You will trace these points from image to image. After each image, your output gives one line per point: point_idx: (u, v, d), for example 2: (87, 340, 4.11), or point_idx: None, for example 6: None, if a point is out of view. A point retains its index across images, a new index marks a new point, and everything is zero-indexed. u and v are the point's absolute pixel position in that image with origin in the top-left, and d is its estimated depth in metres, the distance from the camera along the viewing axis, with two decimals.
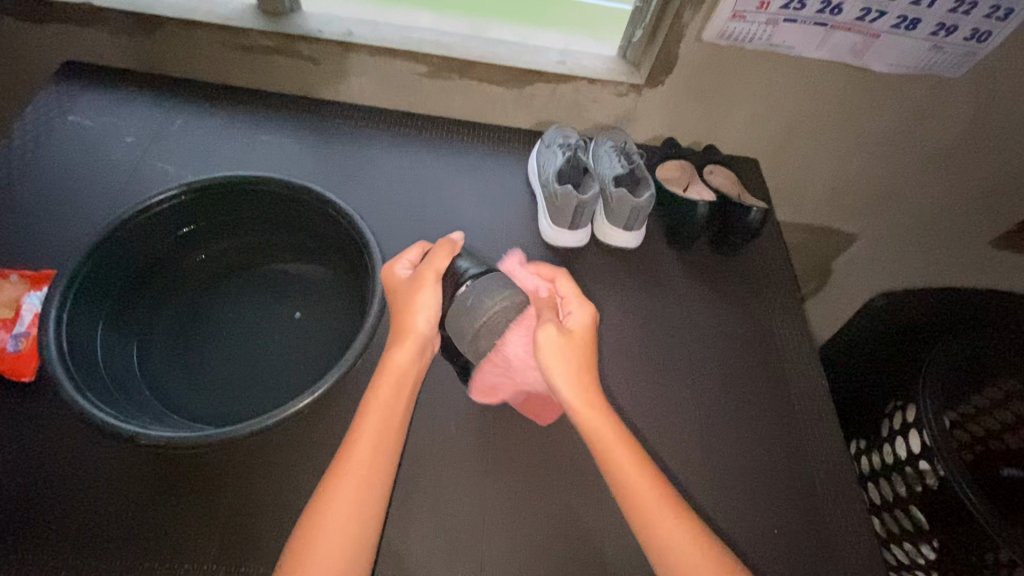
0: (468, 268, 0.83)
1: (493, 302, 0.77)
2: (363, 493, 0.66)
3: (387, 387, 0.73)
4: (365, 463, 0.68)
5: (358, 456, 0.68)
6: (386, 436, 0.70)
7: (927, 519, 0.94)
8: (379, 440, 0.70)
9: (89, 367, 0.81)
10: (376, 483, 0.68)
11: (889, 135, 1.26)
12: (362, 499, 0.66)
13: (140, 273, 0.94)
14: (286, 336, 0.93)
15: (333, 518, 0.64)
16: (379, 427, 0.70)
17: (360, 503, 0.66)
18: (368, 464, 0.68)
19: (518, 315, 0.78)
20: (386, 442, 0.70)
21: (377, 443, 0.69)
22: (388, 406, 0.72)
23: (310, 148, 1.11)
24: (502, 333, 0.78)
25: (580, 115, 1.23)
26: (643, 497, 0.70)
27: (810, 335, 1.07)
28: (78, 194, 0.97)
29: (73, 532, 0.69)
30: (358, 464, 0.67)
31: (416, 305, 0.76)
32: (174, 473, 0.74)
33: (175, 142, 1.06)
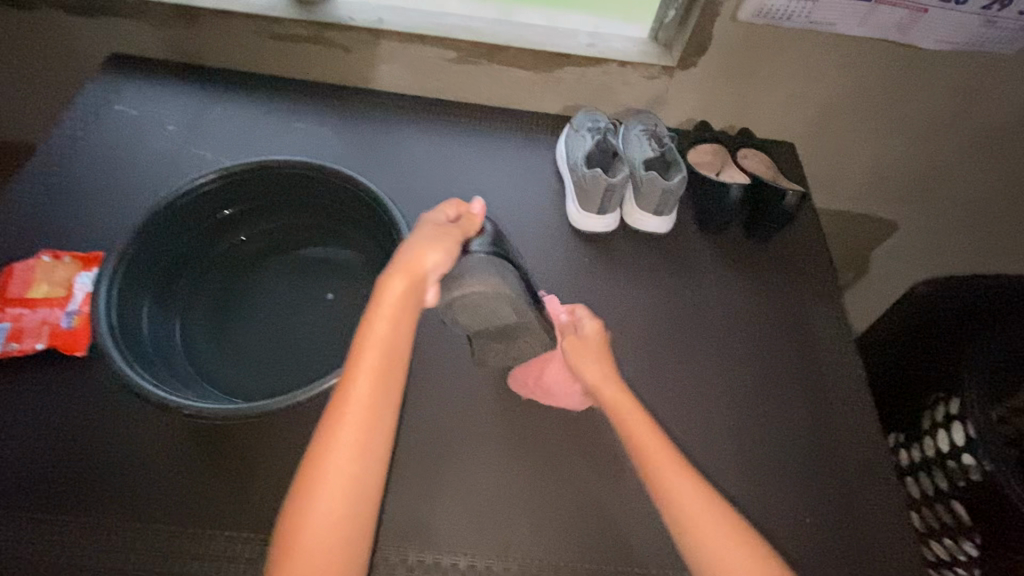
0: (477, 247, 0.82)
1: (473, 283, 0.76)
2: (362, 438, 0.65)
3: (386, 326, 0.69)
4: (362, 407, 0.66)
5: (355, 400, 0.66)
6: (383, 379, 0.68)
7: (968, 514, 0.91)
8: (379, 382, 0.67)
9: (136, 342, 0.85)
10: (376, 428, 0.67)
11: (936, 117, 1.20)
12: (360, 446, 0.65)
13: (182, 253, 0.97)
14: (319, 316, 0.96)
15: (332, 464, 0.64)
16: (378, 369, 0.68)
17: (361, 449, 0.65)
18: (366, 409, 0.66)
19: (495, 301, 0.78)
20: (384, 384, 0.68)
21: (376, 386, 0.67)
22: (386, 347, 0.69)
23: (341, 134, 1.13)
24: (476, 310, 0.79)
25: (610, 99, 1.21)
26: (653, 458, 0.75)
27: (846, 325, 1.04)
28: (124, 180, 1.01)
29: (122, 497, 0.73)
30: (356, 408, 0.66)
31: (427, 246, 0.72)
32: (215, 445, 0.77)
33: (214, 130, 1.10)
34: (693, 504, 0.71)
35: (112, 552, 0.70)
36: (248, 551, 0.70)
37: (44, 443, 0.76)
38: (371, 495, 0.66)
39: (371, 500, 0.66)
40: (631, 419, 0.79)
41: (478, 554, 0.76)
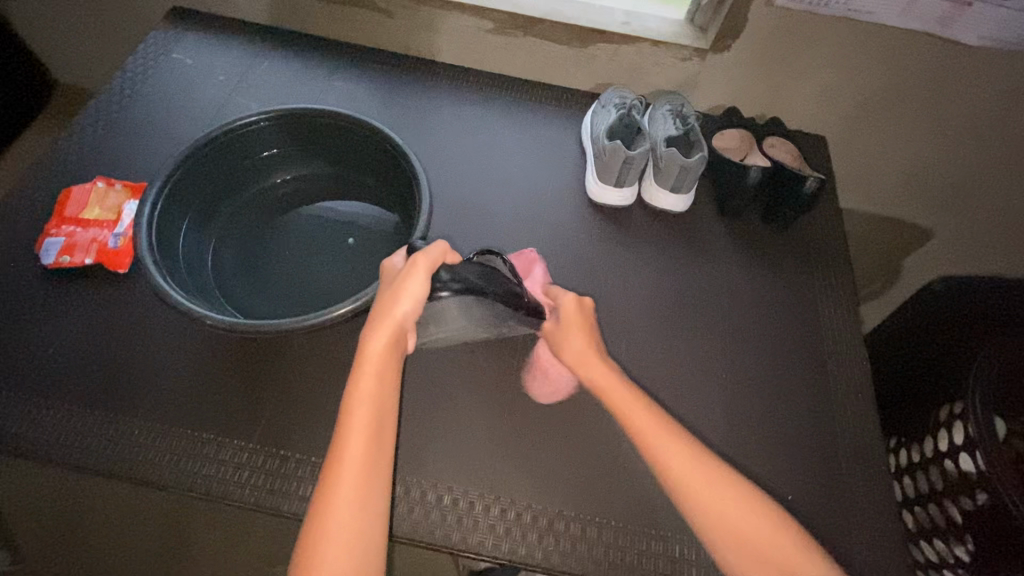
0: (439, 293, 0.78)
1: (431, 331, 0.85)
2: (364, 484, 0.68)
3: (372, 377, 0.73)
4: (357, 454, 0.69)
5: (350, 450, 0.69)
6: (375, 427, 0.71)
7: (962, 513, 0.90)
8: (373, 431, 0.71)
9: (173, 262, 0.93)
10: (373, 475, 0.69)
11: (976, 119, 1.17)
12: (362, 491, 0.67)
13: (221, 192, 1.05)
14: (339, 257, 1.02)
15: (341, 507, 0.66)
16: (370, 418, 0.71)
17: (362, 490, 0.68)
18: (364, 456, 0.69)
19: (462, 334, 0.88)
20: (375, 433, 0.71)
21: (370, 435, 0.71)
22: (376, 398, 0.73)
23: (378, 94, 1.18)
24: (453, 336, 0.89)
25: (641, 80, 1.23)
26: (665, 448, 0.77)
27: (857, 319, 1.03)
28: (175, 121, 1.09)
29: (149, 398, 0.81)
30: (353, 462, 0.69)
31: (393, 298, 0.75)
32: (235, 361, 0.84)
33: (260, 82, 1.17)
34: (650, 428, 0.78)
35: (138, 447, 0.77)
36: (257, 460, 0.78)
37: (87, 347, 0.84)
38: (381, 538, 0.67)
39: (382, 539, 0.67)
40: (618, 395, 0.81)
41: (465, 489, 0.80)
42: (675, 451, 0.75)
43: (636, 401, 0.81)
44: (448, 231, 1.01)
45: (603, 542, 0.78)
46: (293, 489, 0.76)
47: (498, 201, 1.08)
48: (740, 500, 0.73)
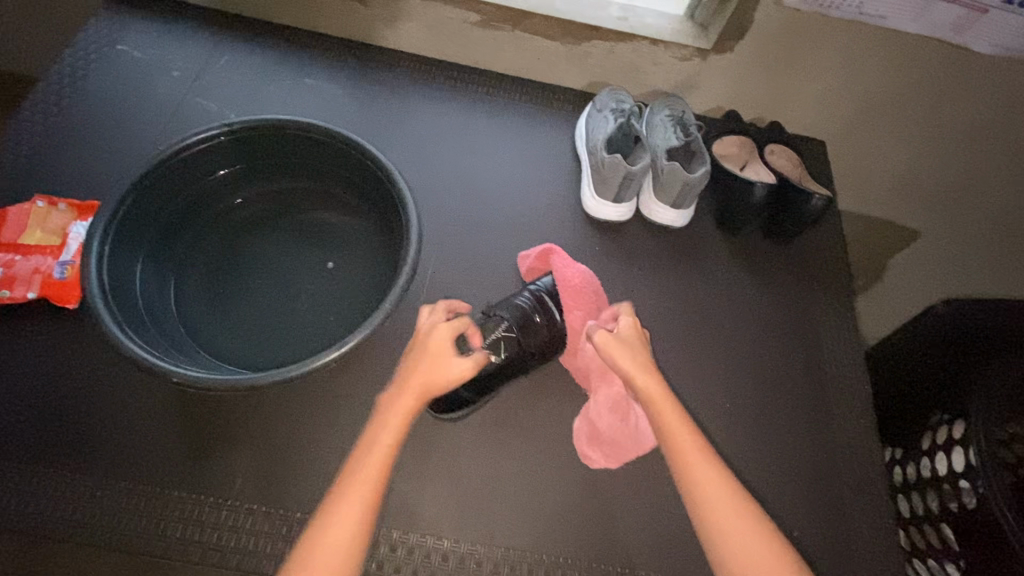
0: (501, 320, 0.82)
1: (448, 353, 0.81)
2: (347, 541, 0.64)
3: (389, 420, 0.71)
4: (349, 504, 0.65)
5: (341, 499, 0.66)
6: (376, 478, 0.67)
7: (957, 538, 0.89)
8: (377, 473, 0.68)
9: (128, 301, 0.84)
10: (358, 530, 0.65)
11: (979, 127, 1.14)
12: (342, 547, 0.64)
13: (179, 209, 0.94)
14: (318, 285, 0.93)
15: (320, 558, 0.63)
16: (372, 464, 0.68)
17: (348, 543, 0.64)
18: (366, 489, 0.66)
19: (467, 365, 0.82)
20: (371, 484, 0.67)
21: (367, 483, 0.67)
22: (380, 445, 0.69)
23: (352, 95, 1.07)
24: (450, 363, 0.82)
25: (637, 79, 1.15)
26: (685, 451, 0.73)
27: (857, 338, 1.01)
28: (123, 126, 0.97)
29: (110, 457, 0.73)
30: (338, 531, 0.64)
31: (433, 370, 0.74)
32: (206, 412, 0.77)
33: (219, 80, 1.04)
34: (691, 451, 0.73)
35: (100, 508, 0.71)
36: (232, 518, 0.72)
37: (34, 394, 0.76)
38: None
39: None
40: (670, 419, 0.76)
41: (461, 536, 0.78)
42: (706, 470, 0.72)
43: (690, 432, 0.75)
44: (435, 253, 0.94)
45: None
46: (274, 550, 0.71)
47: (488, 215, 1.00)
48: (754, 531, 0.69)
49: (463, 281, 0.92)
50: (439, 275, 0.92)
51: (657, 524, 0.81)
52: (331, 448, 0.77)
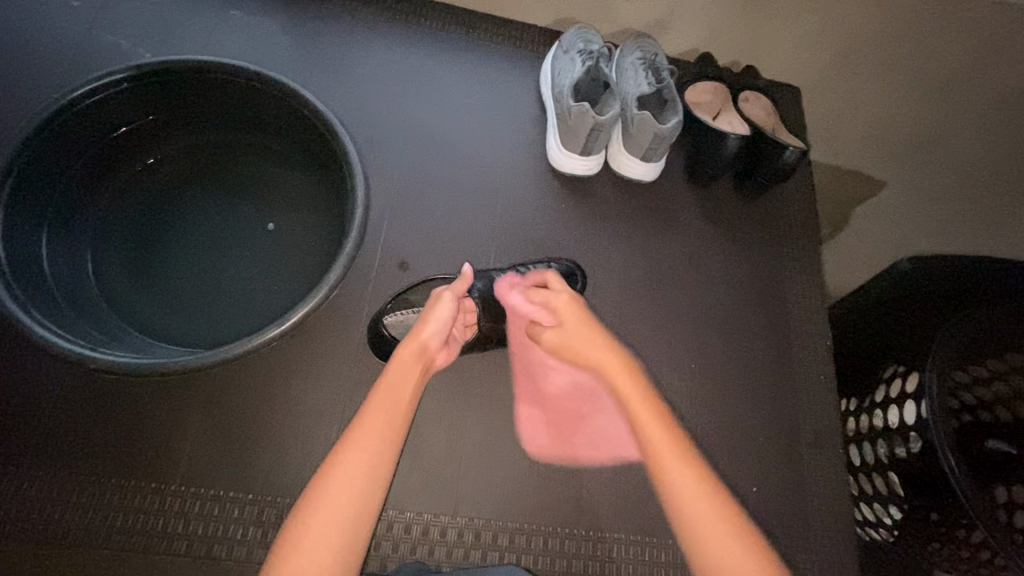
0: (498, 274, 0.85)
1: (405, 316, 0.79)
2: (350, 502, 0.58)
3: (397, 396, 0.65)
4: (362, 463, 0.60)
5: (351, 457, 0.60)
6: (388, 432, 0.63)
7: (902, 487, 0.91)
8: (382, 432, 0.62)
9: (33, 278, 0.75)
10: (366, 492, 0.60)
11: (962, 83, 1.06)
12: (354, 506, 0.58)
13: (89, 170, 0.84)
14: (256, 249, 0.85)
15: (323, 516, 0.57)
16: (381, 426, 0.63)
17: (348, 504, 0.58)
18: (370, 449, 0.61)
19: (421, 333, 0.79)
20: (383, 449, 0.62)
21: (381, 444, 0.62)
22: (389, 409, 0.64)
23: (286, 29, 0.94)
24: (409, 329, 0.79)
25: (608, 16, 1.05)
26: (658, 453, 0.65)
27: (821, 295, 1.00)
28: (13, 67, 0.83)
29: (30, 447, 0.67)
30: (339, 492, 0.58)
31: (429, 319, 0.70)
32: (135, 396, 0.71)
33: (128, 10, 0.90)
34: (664, 441, 0.65)
35: (24, 504, 0.65)
36: (179, 504, 0.67)
37: None
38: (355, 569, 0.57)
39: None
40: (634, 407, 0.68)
41: (425, 509, 0.76)
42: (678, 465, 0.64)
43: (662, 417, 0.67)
44: (389, 213, 0.86)
45: (569, 553, 0.77)
46: (227, 534, 0.67)
47: (446, 171, 0.92)
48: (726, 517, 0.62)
49: (420, 243, 0.86)
50: (393, 238, 0.85)
51: (621, 489, 0.81)
52: (284, 426, 0.73)
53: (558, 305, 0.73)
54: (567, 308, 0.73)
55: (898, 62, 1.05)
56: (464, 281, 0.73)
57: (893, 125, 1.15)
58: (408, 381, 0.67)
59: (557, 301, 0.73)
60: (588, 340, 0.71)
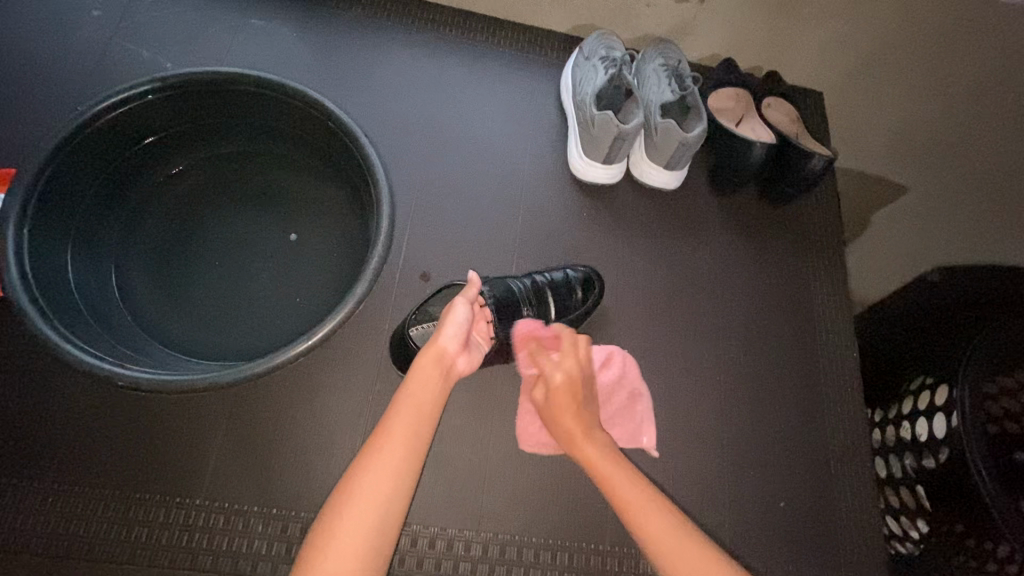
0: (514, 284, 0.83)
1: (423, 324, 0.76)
2: (377, 505, 0.55)
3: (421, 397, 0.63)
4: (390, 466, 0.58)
5: (377, 463, 0.57)
6: (411, 441, 0.60)
7: (930, 500, 0.89)
8: (408, 436, 0.60)
9: (59, 291, 0.75)
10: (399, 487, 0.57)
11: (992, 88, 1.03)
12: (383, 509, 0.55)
13: (112, 180, 0.84)
14: (280, 260, 0.85)
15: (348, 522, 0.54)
16: (407, 427, 0.61)
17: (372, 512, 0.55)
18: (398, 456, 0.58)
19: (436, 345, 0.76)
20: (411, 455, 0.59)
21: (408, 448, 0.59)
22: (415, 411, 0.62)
23: (306, 38, 0.93)
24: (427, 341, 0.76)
25: (629, 22, 1.04)
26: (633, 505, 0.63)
27: (848, 304, 0.99)
28: (36, 78, 0.83)
29: (58, 463, 0.67)
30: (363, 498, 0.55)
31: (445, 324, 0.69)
32: (161, 410, 0.70)
33: (149, 20, 0.89)
34: (636, 493, 0.64)
35: (52, 520, 0.65)
36: (204, 519, 0.67)
37: None
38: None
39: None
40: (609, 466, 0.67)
41: (450, 523, 0.75)
42: (655, 511, 0.62)
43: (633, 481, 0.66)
44: (411, 223, 0.86)
45: (594, 569, 0.76)
46: (253, 549, 0.67)
47: (468, 180, 0.91)
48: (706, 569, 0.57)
49: (442, 253, 0.85)
50: (415, 248, 0.85)
51: None
52: (308, 439, 0.72)
53: (551, 385, 0.74)
54: (561, 389, 0.73)
55: (924, 68, 1.03)
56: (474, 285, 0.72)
57: (918, 131, 1.13)
58: (429, 387, 0.64)
59: (551, 379, 0.74)
60: (569, 421, 0.71)
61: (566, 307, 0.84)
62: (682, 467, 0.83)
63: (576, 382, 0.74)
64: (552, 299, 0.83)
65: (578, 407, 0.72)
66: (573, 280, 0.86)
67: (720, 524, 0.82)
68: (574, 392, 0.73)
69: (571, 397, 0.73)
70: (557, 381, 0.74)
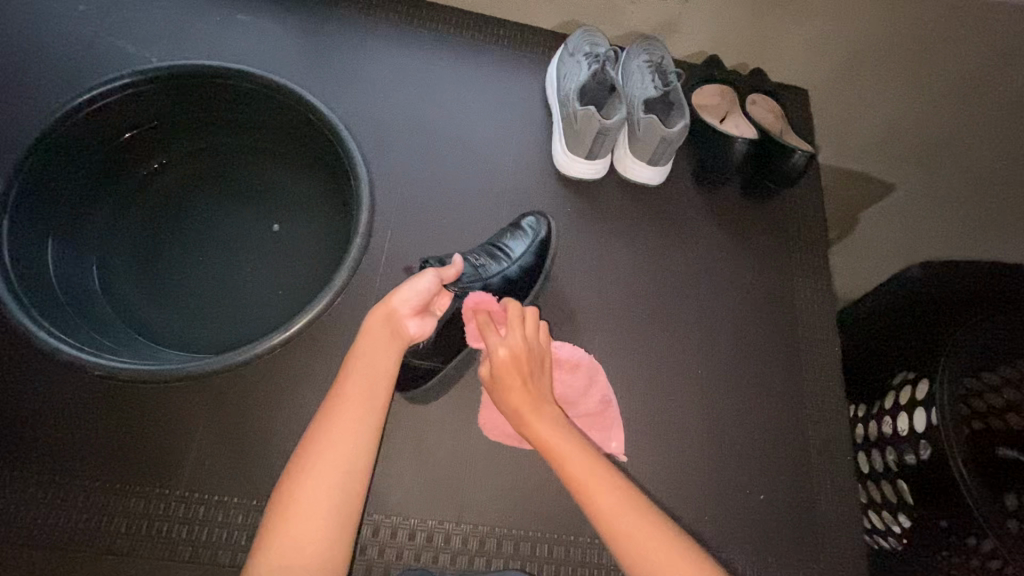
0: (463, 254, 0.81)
1: None
2: (345, 459, 0.55)
3: (379, 361, 0.62)
4: (350, 430, 0.56)
5: (343, 415, 0.57)
6: (375, 387, 0.60)
7: (911, 494, 0.89)
8: (371, 384, 0.60)
9: (39, 283, 0.75)
10: (359, 453, 0.56)
11: (975, 86, 1.03)
12: (343, 473, 0.54)
13: (95, 173, 0.84)
14: (263, 251, 0.86)
15: (310, 489, 0.52)
16: (363, 391, 0.59)
17: (341, 456, 0.54)
18: (363, 401, 0.58)
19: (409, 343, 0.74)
20: (366, 425, 0.57)
21: (366, 412, 0.58)
22: (369, 374, 0.60)
23: (292, 34, 0.94)
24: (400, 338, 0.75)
25: (615, 19, 1.05)
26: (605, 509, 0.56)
27: (830, 299, 0.99)
28: (20, 73, 0.83)
29: (36, 453, 0.68)
30: (334, 437, 0.55)
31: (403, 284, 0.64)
32: (141, 400, 0.71)
33: (135, 16, 0.90)
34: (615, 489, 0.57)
35: (30, 509, 0.66)
36: (182, 510, 0.67)
37: None
38: (346, 517, 0.53)
39: (342, 530, 0.52)
40: (563, 444, 0.61)
41: (430, 515, 0.75)
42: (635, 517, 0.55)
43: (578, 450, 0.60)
44: (394, 218, 0.86)
45: (573, 560, 0.76)
46: (232, 540, 0.67)
47: (452, 175, 0.91)
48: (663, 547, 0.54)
49: (426, 248, 0.86)
50: (398, 243, 0.85)
51: None
52: (289, 431, 0.72)
53: (496, 362, 0.64)
54: (505, 365, 0.64)
55: (907, 66, 1.04)
56: (455, 270, 0.70)
57: (903, 128, 1.14)
58: (385, 345, 0.63)
59: (495, 356, 0.64)
60: (516, 398, 0.64)
61: (529, 247, 0.84)
62: (662, 459, 0.84)
63: (522, 358, 0.64)
64: (506, 250, 0.84)
65: (526, 384, 0.64)
66: (523, 226, 0.87)
67: (700, 516, 0.82)
68: (520, 368, 0.64)
69: (518, 371, 0.64)
70: (501, 356, 0.64)
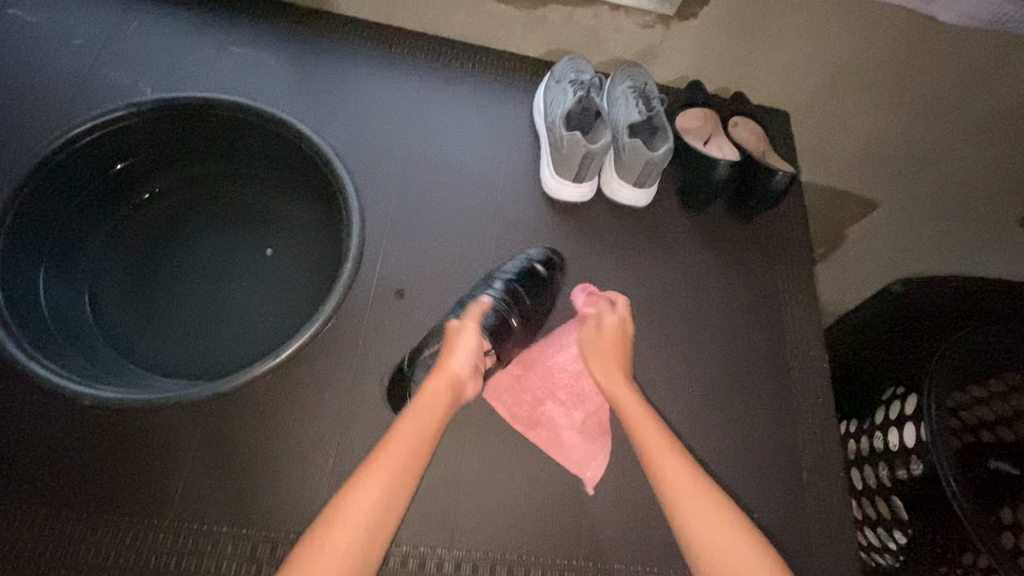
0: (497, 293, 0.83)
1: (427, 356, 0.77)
2: (376, 508, 0.61)
3: (428, 418, 0.69)
4: (387, 481, 0.63)
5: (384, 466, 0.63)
6: (418, 444, 0.67)
7: (906, 510, 0.88)
8: (415, 441, 0.66)
9: (30, 312, 0.75)
10: (392, 502, 0.62)
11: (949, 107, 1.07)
12: (374, 521, 0.60)
13: (88, 203, 0.86)
14: (255, 275, 0.88)
15: (343, 539, 0.58)
16: (410, 444, 0.66)
17: (371, 505, 0.61)
18: (405, 455, 0.65)
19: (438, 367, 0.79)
20: (405, 478, 0.64)
21: (403, 466, 0.64)
22: (416, 431, 0.67)
23: (286, 65, 0.96)
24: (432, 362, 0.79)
25: (599, 47, 1.08)
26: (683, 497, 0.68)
27: (816, 316, 1.01)
28: (15, 106, 0.84)
29: (21, 484, 0.67)
30: (373, 485, 0.62)
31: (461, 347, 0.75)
32: (128, 428, 0.70)
33: (131, 49, 0.92)
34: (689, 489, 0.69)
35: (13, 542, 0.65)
36: (170, 539, 0.67)
37: None
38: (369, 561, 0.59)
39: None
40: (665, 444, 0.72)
41: (423, 539, 0.75)
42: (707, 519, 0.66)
43: (668, 447, 0.72)
44: (386, 242, 0.88)
45: None
46: (219, 570, 0.66)
47: (441, 200, 0.93)
48: (737, 543, 0.64)
49: (417, 272, 0.87)
50: (388, 266, 0.86)
51: (619, 518, 0.80)
52: (280, 457, 0.72)
53: (603, 324, 0.86)
54: (609, 332, 0.85)
55: (884, 88, 1.07)
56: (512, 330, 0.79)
57: (882, 148, 1.17)
58: (437, 407, 0.70)
59: (606, 321, 0.86)
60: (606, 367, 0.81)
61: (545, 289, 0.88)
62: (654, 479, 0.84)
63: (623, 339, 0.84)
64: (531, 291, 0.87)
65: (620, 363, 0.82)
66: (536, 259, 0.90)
67: None
68: (620, 341, 0.85)
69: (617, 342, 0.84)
70: (610, 324, 0.86)
